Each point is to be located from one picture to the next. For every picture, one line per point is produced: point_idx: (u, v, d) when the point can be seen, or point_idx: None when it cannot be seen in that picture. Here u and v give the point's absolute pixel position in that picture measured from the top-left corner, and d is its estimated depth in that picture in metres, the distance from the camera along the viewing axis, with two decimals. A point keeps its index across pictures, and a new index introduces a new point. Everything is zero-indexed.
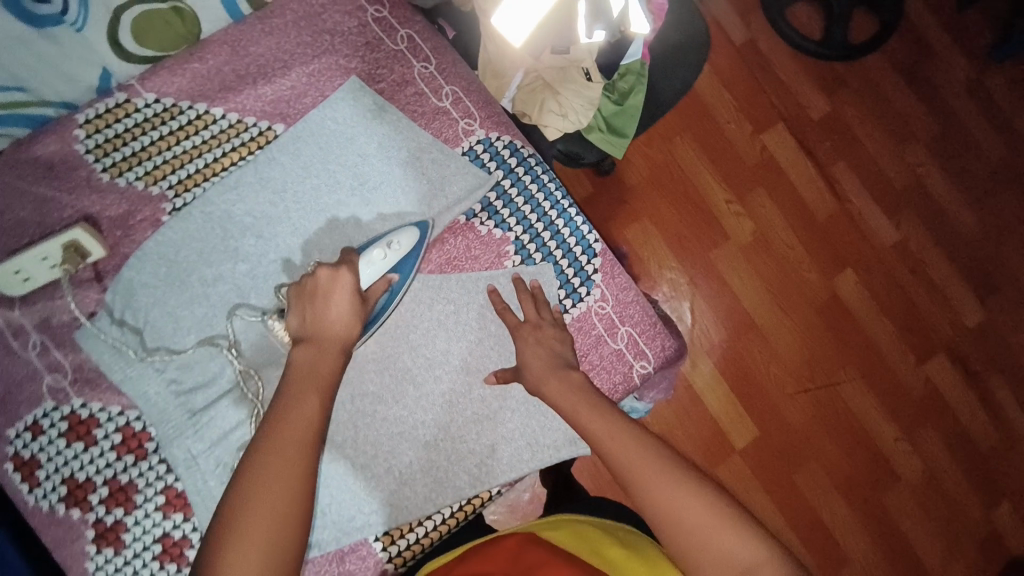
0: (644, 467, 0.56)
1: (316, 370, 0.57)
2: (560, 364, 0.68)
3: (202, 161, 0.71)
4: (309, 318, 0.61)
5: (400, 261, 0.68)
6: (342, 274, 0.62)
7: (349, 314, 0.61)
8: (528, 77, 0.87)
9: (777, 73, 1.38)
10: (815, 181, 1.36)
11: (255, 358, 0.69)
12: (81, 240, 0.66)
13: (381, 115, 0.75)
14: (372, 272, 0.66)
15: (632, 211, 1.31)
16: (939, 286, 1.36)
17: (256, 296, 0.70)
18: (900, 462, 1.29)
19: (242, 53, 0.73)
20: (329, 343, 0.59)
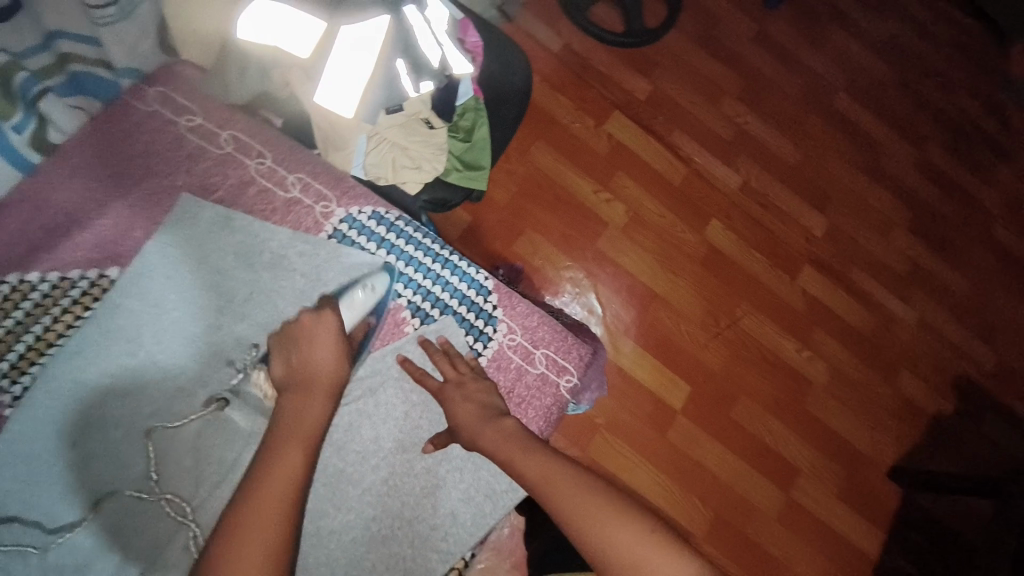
0: (580, 503, 0.58)
1: (303, 422, 0.56)
2: (488, 412, 0.68)
3: (32, 335, 0.62)
4: (296, 362, 0.61)
5: (377, 304, 0.71)
6: (327, 316, 0.63)
7: (338, 353, 0.62)
8: (372, 140, 0.87)
9: (597, 68, 1.50)
10: (661, 152, 1.50)
11: (164, 526, 0.61)
12: None
13: (229, 225, 0.70)
14: (354, 313, 0.68)
15: (518, 227, 1.36)
16: (785, 210, 1.55)
17: (173, 414, 0.64)
18: (807, 369, 1.44)
19: (44, 206, 0.66)
20: (318, 386, 0.59)
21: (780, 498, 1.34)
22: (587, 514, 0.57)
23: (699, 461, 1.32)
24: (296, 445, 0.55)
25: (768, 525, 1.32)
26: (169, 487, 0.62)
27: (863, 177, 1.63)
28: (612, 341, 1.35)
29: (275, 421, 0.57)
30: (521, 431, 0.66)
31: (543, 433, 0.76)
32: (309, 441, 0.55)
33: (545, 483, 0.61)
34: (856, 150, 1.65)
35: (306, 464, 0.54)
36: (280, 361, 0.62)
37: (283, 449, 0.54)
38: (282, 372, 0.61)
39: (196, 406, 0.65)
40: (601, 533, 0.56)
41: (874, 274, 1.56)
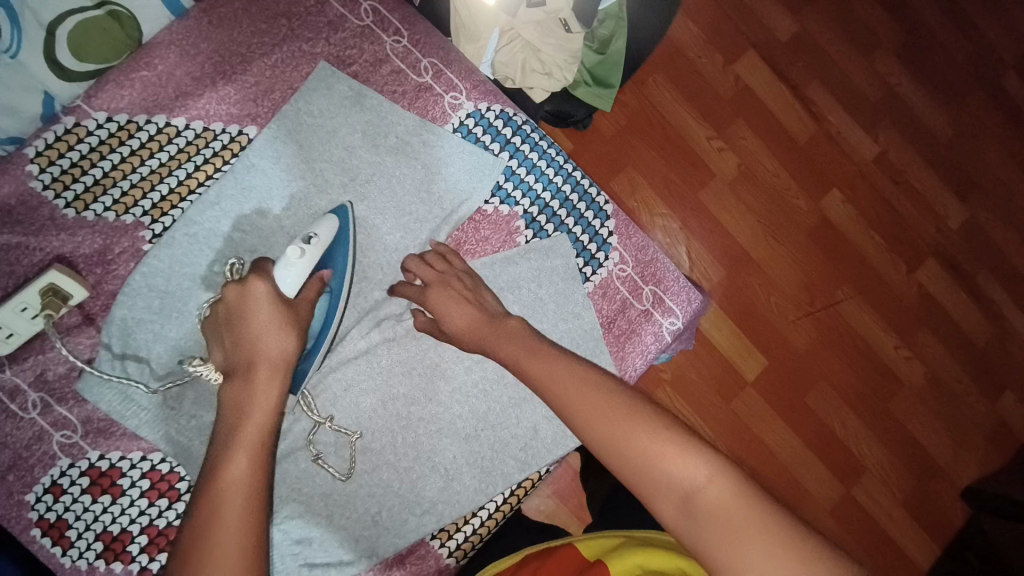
0: (583, 400, 0.53)
1: (245, 417, 0.51)
2: (486, 317, 0.62)
3: (174, 179, 0.65)
4: (231, 347, 0.55)
5: (325, 254, 0.62)
6: (251, 285, 0.56)
7: (276, 322, 0.55)
8: (506, 37, 0.81)
9: None
10: (791, 104, 1.33)
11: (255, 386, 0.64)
12: (59, 284, 0.59)
13: (361, 100, 0.69)
14: (294, 276, 0.58)
15: (616, 164, 1.25)
16: (921, 192, 1.37)
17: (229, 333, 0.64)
18: (903, 368, 1.32)
19: (194, 52, 0.66)
20: (258, 367, 0.53)
21: (838, 492, 1.27)
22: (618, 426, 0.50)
23: (763, 437, 1.25)
24: (242, 443, 0.50)
25: (818, 515, 1.26)
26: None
27: (1017, 170, 1.42)
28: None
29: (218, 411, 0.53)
30: (522, 331, 0.60)
31: (637, 374, 0.73)
32: (255, 437, 0.50)
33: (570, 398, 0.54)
34: (1017, 138, 1.42)
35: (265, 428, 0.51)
36: (218, 347, 0.57)
37: (229, 455, 0.49)
38: (222, 358, 0.56)
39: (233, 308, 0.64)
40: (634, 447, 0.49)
41: (1001, 280, 1.39)
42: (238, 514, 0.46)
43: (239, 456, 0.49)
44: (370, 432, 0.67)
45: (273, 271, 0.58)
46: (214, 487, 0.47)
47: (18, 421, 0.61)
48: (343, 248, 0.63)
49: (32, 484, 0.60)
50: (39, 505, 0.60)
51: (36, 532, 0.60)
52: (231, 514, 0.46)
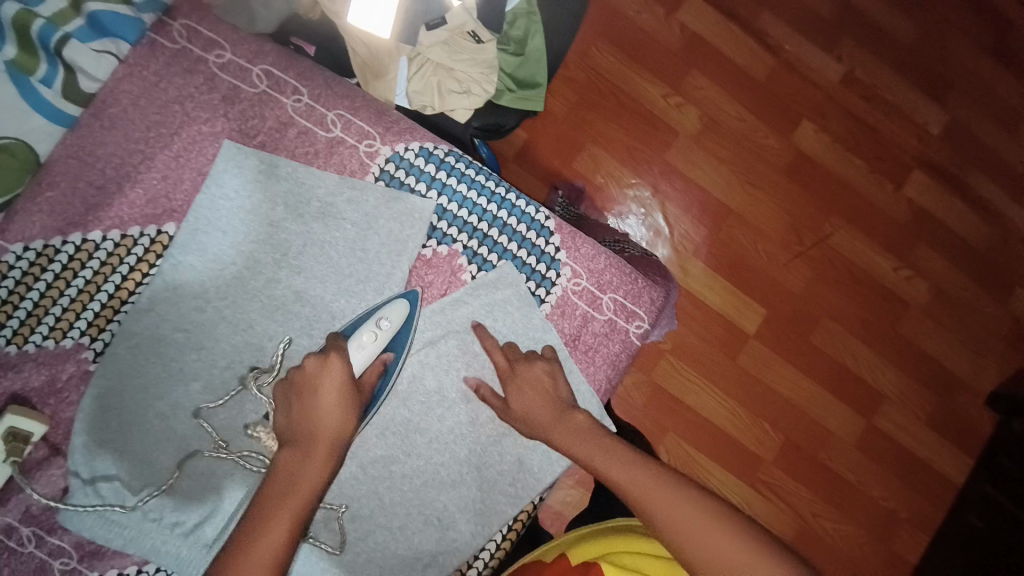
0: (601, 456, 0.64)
1: (297, 488, 0.56)
2: (558, 406, 0.67)
3: (106, 293, 0.64)
4: (300, 416, 0.59)
5: (391, 338, 0.65)
6: (330, 366, 0.60)
7: (340, 412, 0.59)
8: (414, 63, 0.78)
9: None
10: (744, 41, 1.27)
11: (231, 484, 0.65)
12: (19, 424, 0.59)
13: (274, 173, 0.67)
14: (363, 356, 0.63)
15: (572, 138, 1.21)
16: (895, 104, 1.31)
17: (220, 411, 0.65)
18: (904, 288, 1.29)
19: (92, 160, 0.64)
20: (319, 444, 0.58)
21: (858, 424, 1.26)
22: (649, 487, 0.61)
23: (773, 388, 1.23)
24: (282, 512, 0.55)
25: (844, 452, 1.25)
26: (239, 446, 0.65)
27: (994, 58, 1.34)
28: (679, 265, 1.24)
29: (269, 473, 0.57)
30: (586, 428, 0.66)
31: (613, 384, 0.73)
32: (296, 513, 0.55)
33: (610, 470, 0.63)
34: (988, 23, 1.34)
35: (291, 536, 0.54)
36: (283, 409, 0.60)
37: (268, 523, 0.54)
38: (286, 424, 0.60)
39: (204, 395, 0.65)
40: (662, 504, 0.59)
41: (994, 177, 1.33)
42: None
43: (275, 528, 0.54)
44: (357, 500, 0.67)
45: (345, 349, 0.62)
46: (245, 550, 0.53)
47: (17, 556, 0.61)
48: (406, 335, 0.66)
49: None
50: None
51: None
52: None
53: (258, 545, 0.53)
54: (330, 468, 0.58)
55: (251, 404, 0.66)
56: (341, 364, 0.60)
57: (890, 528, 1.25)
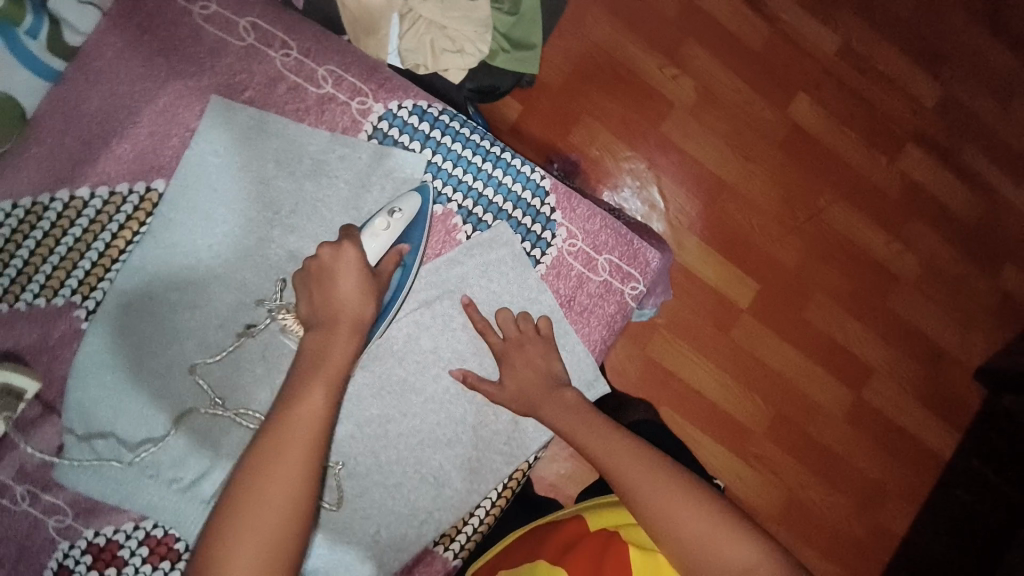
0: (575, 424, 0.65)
1: (329, 362, 0.56)
2: (546, 380, 0.68)
3: (95, 251, 0.63)
4: (319, 300, 0.59)
5: (405, 227, 0.64)
6: (345, 251, 0.59)
7: (360, 292, 0.59)
8: (406, 20, 0.76)
9: None
10: (742, 11, 1.26)
11: (228, 441, 0.65)
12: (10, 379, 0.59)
13: (264, 129, 0.66)
14: (379, 243, 0.62)
15: (567, 109, 1.19)
16: (892, 77, 1.30)
17: (214, 370, 0.65)
18: (895, 262, 1.30)
19: (76, 115, 0.63)
20: (343, 324, 0.58)
21: (848, 396, 1.27)
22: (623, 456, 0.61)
23: (765, 361, 1.25)
24: (318, 386, 0.55)
25: (833, 423, 1.27)
26: (236, 404, 0.65)
27: (993, 32, 1.33)
28: (674, 237, 1.24)
29: (298, 356, 0.57)
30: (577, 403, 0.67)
31: (608, 344, 0.74)
32: (334, 386, 0.55)
33: (588, 441, 0.64)
34: None
35: (330, 404, 0.55)
36: (303, 298, 0.60)
37: (308, 395, 0.54)
38: (307, 311, 0.60)
39: (199, 353, 0.65)
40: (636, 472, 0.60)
41: (989, 152, 1.33)
42: (308, 449, 0.52)
43: (317, 393, 0.54)
44: (352, 460, 0.68)
45: (359, 238, 0.62)
46: (289, 421, 0.53)
47: (12, 514, 0.61)
48: (420, 227, 0.66)
49: (42, 569, 0.61)
50: None
51: None
52: (295, 449, 0.52)
53: (299, 422, 0.53)
54: (357, 350, 0.58)
55: (247, 363, 0.65)
56: (356, 249, 0.60)
57: (876, 497, 1.27)
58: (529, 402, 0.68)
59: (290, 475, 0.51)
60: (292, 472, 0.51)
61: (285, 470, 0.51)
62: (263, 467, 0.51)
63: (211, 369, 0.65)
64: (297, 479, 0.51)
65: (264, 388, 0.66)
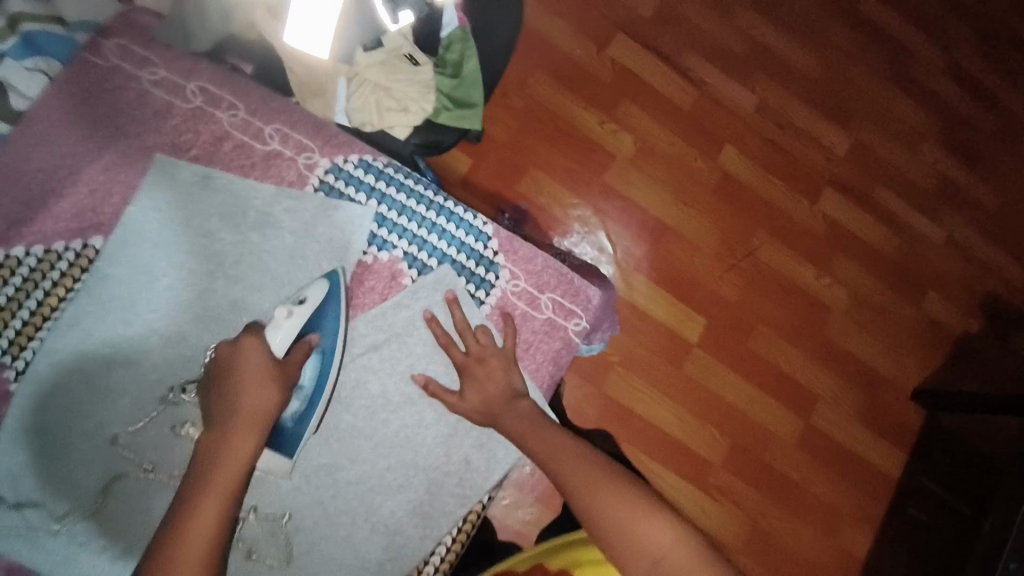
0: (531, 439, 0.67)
1: (223, 467, 0.57)
2: (506, 393, 0.70)
3: (26, 310, 0.61)
4: (220, 399, 0.60)
5: (315, 316, 0.65)
6: (244, 348, 0.61)
7: (260, 388, 0.60)
8: (353, 83, 0.82)
9: None
10: (668, 74, 1.39)
11: (162, 504, 0.62)
12: None
13: (208, 185, 0.68)
14: (285, 335, 0.63)
15: (513, 162, 1.27)
16: (805, 129, 1.45)
17: (148, 428, 0.63)
18: (827, 294, 1.40)
19: (17, 176, 0.63)
20: (243, 420, 0.59)
21: (798, 424, 1.33)
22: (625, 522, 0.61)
23: (718, 394, 1.29)
24: (210, 496, 0.55)
25: (787, 451, 1.31)
26: (167, 468, 0.63)
27: (888, 88, 1.51)
28: (623, 278, 1.30)
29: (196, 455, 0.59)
30: (536, 416, 0.69)
31: (555, 378, 0.76)
32: (225, 492, 0.56)
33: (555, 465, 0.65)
34: (879, 58, 1.51)
35: (222, 515, 0.55)
36: (205, 397, 0.61)
37: (202, 502, 0.55)
38: (208, 411, 0.61)
39: (132, 412, 0.63)
40: (640, 540, 0.60)
41: (898, 190, 1.48)
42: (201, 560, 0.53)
43: (209, 499, 0.55)
44: (298, 512, 0.66)
45: (264, 335, 0.63)
46: (180, 534, 0.53)
47: None
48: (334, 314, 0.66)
49: None
50: None
51: None
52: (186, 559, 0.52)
53: (190, 525, 0.53)
54: (257, 441, 0.59)
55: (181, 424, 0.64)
56: (257, 345, 0.61)
57: (834, 523, 1.30)
58: (490, 413, 0.70)
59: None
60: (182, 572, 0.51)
61: None
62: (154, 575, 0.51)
63: (133, 440, 0.63)
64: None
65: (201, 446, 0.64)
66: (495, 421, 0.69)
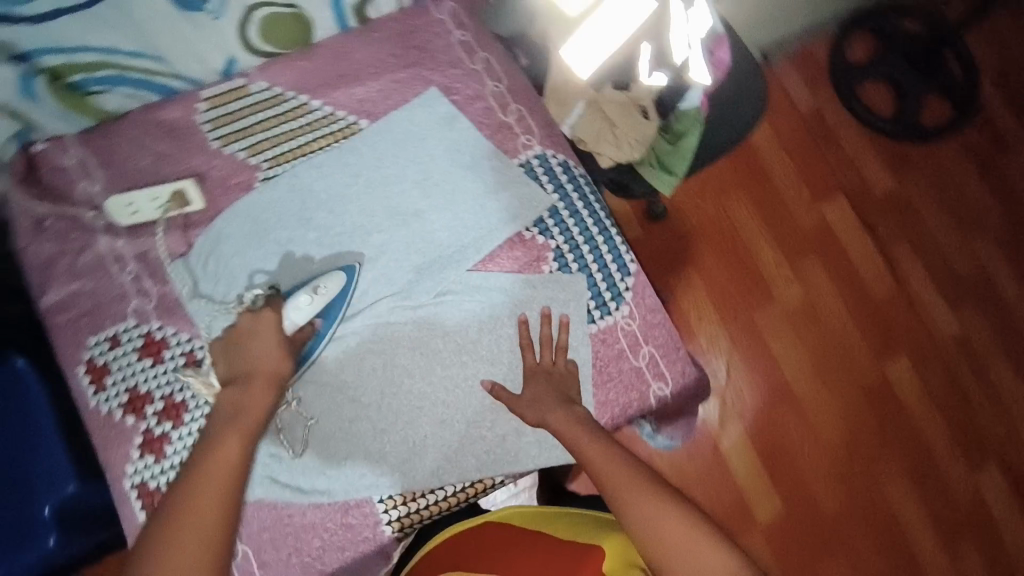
0: (580, 437, 0.70)
1: (243, 414, 0.65)
2: (560, 397, 0.74)
3: (295, 142, 0.81)
4: (235, 363, 0.68)
5: (326, 308, 0.74)
6: (264, 317, 0.69)
7: (274, 349, 0.68)
8: (590, 107, 0.94)
9: (843, 147, 1.46)
10: (873, 256, 1.39)
11: None
12: (187, 190, 0.78)
13: (453, 122, 0.83)
14: (301, 314, 0.71)
15: (680, 256, 1.35)
16: (994, 388, 1.34)
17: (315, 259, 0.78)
18: (933, 568, 1.25)
19: (343, 57, 0.84)
20: (256, 377, 0.67)
21: None
22: (683, 558, 0.60)
23: None
24: (233, 434, 0.64)
25: None
26: None
27: None
28: (726, 416, 1.28)
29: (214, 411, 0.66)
30: (588, 418, 0.72)
31: (613, 422, 0.77)
32: (248, 429, 0.65)
33: (599, 465, 0.67)
34: None
35: (240, 451, 0.64)
36: (220, 366, 0.69)
37: (223, 439, 0.64)
38: (224, 372, 0.69)
39: (311, 244, 0.79)
40: (684, 553, 0.60)
41: None
42: (221, 488, 0.62)
43: (228, 437, 0.64)
44: (364, 388, 0.75)
45: (282, 309, 0.71)
46: (208, 462, 0.62)
47: (111, 279, 0.77)
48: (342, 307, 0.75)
49: (100, 330, 0.76)
50: (96, 348, 0.75)
51: (83, 370, 0.75)
52: (211, 482, 0.62)
53: (215, 459, 0.63)
54: (269, 401, 0.67)
55: (339, 274, 0.78)
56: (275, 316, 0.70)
57: None
58: (541, 411, 0.73)
59: (207, 504, 0.61)
60: (212, 491, 0.61)
61: (202, 503, 0.60)
62: (189, 492, 0.61)
63: (305, 265, 0.78)
64: (217, 515, 0.61)
65: None
66: (541, 418, 0.73)
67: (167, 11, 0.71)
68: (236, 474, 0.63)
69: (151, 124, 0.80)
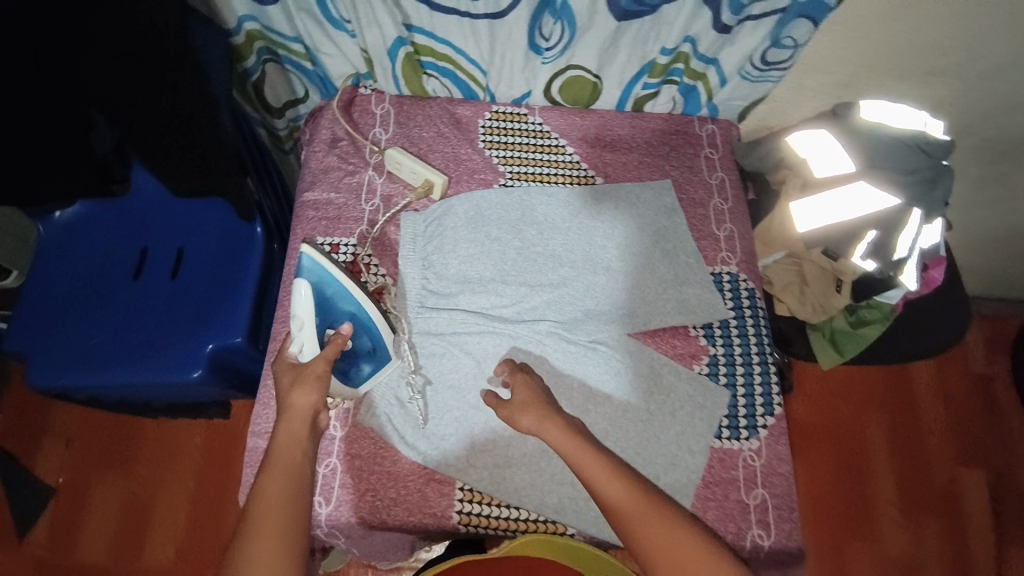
0: (592, 469, 0.67)
1: (281, 454, 0.66)
2: (541, 397, 0.74)
3: (540, 171, 0.95)
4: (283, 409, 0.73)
5: (323, 315, 0.75)
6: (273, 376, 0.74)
7: (290, 387, 0.71)
8: (789, 258, 0.99)
9: (1009, 422, 1.37)
10: (998, 551, 1.27)
11: (472, 301, 0.86)
12: (435, 184, 0.91)
13: (671, 214, 0.92)
14: (307, 346, 0.74)
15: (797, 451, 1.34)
16: None
17: (510, 263, 0.88)
18: None
19: (607, 128, 0.98)
20: (287, 414, 0.68)
21: None
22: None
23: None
24: (275, 467, 0.65)
25: None
26: (492, 287, 0.87)
27: None
28: None
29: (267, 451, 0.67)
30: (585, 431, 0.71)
31: None
32: (286, 465, 0.65)
33: (616, 500, 0.65)
34: None
35: (288, 480, 0.64)
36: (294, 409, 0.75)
37: (264, 474, 0.64)
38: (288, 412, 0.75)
39: (511, 250, 0.89)
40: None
41: None
42: (284, 508, 0.62)
43: (267, 472, 0.64)
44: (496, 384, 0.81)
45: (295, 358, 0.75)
46: (259, 495, 0.63)
47: (356, 203, 0.92)
48: (331, 304, 0.76)
49: (327, 235, 0.90)
50: (318, 247, 0.88)
51: (299, 257, 0.88)
52: (267, 509, 0.62)
53: (266, 490, 0.63)
54: (305, 430, 0.68)
55: (523, 283, 0.87)
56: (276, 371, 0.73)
57: None
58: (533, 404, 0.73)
59: (267, 529, 0.60)
60: (276, 517, 0.61)
61: (263, 531, 0.60)
62: (254, 523, 0.60)
63: (499, 262, 0.88)
64: (283, 534, 0.60)
65: (510, 303, 0.86)
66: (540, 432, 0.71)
67: (521, 51, 0.87)
68: (295, 497, 0.63)
69: (445, 110, 0.98)
